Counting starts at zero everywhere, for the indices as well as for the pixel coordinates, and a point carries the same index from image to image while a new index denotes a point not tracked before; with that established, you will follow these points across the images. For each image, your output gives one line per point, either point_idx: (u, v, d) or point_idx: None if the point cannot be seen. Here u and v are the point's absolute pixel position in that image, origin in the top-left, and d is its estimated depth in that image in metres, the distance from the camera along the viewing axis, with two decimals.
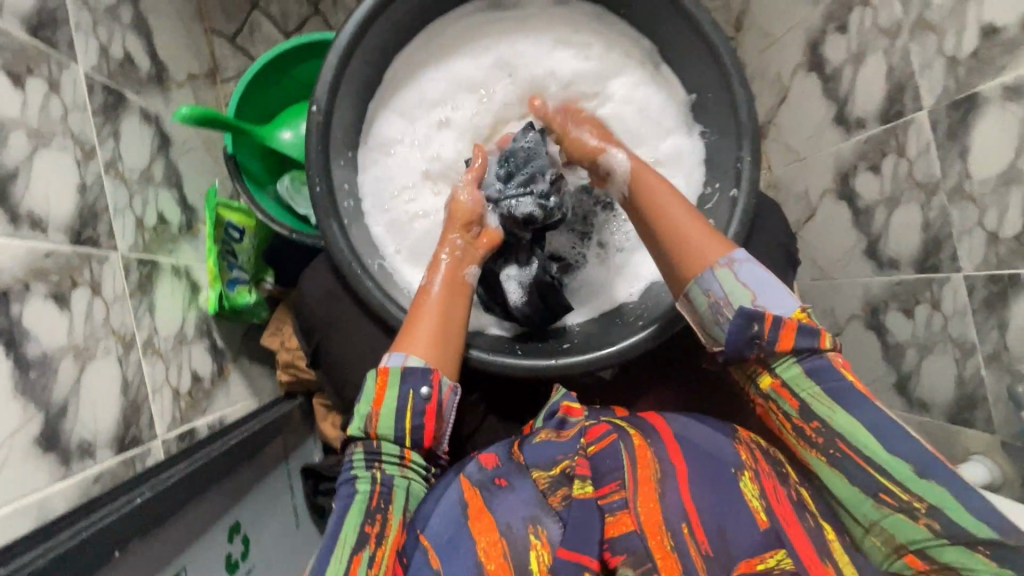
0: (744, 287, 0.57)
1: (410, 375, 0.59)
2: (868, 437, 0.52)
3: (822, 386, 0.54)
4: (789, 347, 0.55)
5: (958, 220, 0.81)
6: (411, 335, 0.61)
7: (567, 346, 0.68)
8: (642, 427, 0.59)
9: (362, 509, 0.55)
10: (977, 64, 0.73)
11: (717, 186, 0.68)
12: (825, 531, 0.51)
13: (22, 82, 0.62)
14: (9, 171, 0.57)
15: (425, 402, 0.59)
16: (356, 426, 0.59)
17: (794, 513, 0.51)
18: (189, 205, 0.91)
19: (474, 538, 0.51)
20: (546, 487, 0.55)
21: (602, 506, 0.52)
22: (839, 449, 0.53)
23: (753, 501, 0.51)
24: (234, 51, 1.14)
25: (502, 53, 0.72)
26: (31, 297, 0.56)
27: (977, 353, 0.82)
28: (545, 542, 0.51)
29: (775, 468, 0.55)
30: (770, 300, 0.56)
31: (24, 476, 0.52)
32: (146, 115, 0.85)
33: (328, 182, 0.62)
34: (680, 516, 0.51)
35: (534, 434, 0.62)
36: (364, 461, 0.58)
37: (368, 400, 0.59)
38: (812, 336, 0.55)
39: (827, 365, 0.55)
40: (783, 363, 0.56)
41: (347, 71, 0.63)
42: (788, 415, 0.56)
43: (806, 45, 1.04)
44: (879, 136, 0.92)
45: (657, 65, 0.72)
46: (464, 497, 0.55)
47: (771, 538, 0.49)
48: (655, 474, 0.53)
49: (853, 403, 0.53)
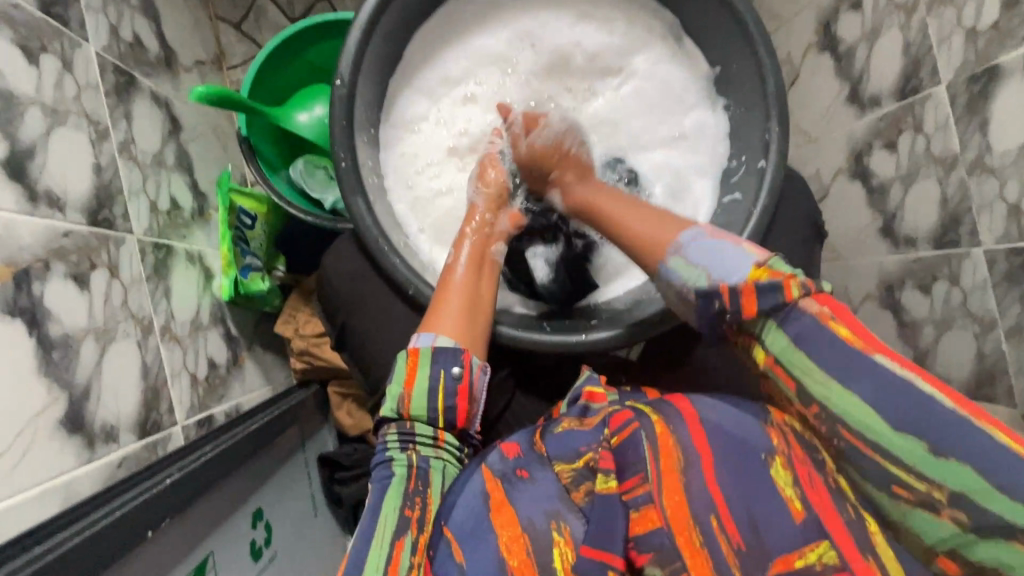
0: (695, 267, 0.50)
1: (443, 354, 0.58)
2: (874, 418, 0.42)
3: (807, 356, 0.45)
4: (754, 311, 0.47)
5: (978, 194, 0.81)
6: (440, 313, 0.60)
7: (596, 323, 0.67)
8: (661, 409, 0.52)
9: (401, 493, 0.52)
10: (998, 36, 0.73)
11: (743, 159, 0.67)
12: (867, 525, 0.43)
13: (37, 59, 0.60)
14: (25, 148, 0.56)
15: (457, 381, 0.57)
16: (389, 407, 0.57)
17: (830, 504, 0.44)
18: (200, 191, 0.90)
19: (495, 530, 0.48)
20: (569, 482, 0.52)
21: (626, 502, 0.47)
22: (843, 438, 0.44)
23: (786, 490, 0.44)
24: (240, 38, 1.12)
25: (524, 29, 0.72)
26: (51, 276, 0.55)
27: (997, 327, 0.82)
28: (568, 538, 0.48)
29: (812, 456, 0.47)
30: (724, 266, 0.49)
31: (49, 458, 0.50)
32: (156, 98, 0.83)
33: (353, 158, 0.61)
34: (707, 508, 0.45)
35: (556, 423, 0.59)
36: (398, 443, 0.56)
37: (399, 381, 0.57)
38: (775, 292, 0.46)
39: (793, 314, 0.45)
40: (764, 327, 0.47)
41: (370, 44, 0.62)
42: (787, 395, 0.48)
43: (818, 25, 1.04)
44: (895, 113, 0.92)
45: (679, 39, 0.71)
46: (486, 488, 0.52)
47: (811, 530, 0.43)
48: (678, 463, 0.47)
49: (839, 372, 0.44)
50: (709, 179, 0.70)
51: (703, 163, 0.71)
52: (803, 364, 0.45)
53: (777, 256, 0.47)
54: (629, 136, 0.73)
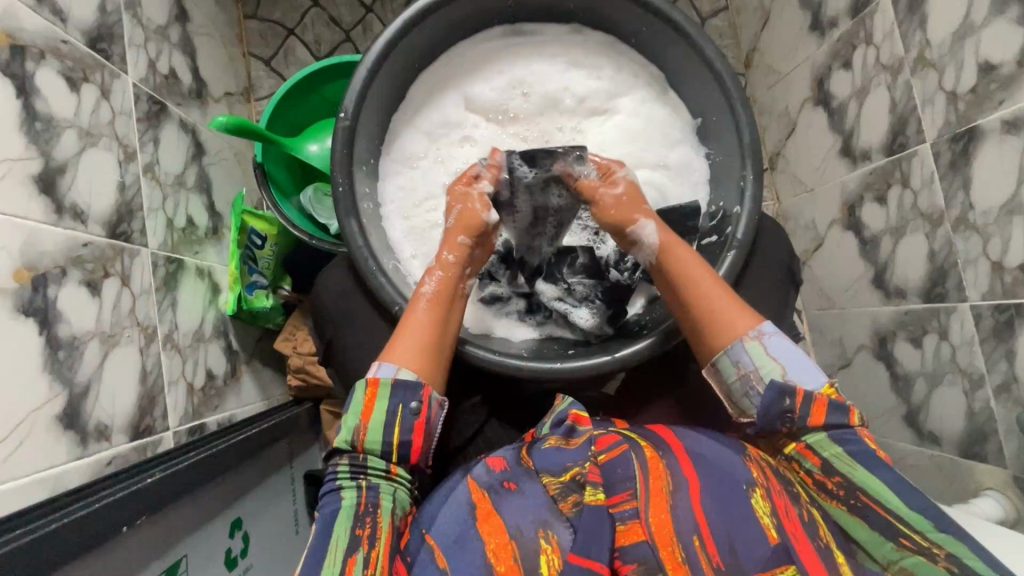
0: (774, 361, 0.58)
1: (401, 388, 0.58)
2: (891, 493, 0.51)
3: (849, 453, 0.53)
4: (820, 422, 0.55)
5: (963, 249, 0.82)
6: (398, 346, 0.60)
7: (571, 352, 0.70)
8: (655, 440, 0.57)
9: (350, 515, 0.53)
10: (976, 99, 0.76)
11: (721, 205, 0.71)
12: (836, 555, 0.47)
13: (78, 88, 0.67)
14: (57, 165, 0.62)
15: (414, 417, 0.58)
16: (343, 438, 0.57)
17: (803, 531, 0.48)
18: (216, 211, 0.96)
19: (483, 537, 0.50)
20: (555, 493, 0.54)
21: (613, 515, 0.51)
22: (859, 499, 0.52)
23: (763, 517, 0.48)
24: (269, 73, 1.21)
25: (518, 75, 0.77)
26: (66, 282, 0.60)
27: (986, 384, 0.82)
28: (556, 547, 0.50)
29: (788, 487, 0.53)
30: (801, 374, 0.58)
31: (44, 450, 0.54)
32: (184, 125, 0.90)
33: (349, 183, 0.66)
34: (691, 529, 0.48)
35: (543, 440, 0.62)
36: (349, 473, 0.56)
37: (356, 412, 0.57)
38: (842, 412, 0.56)
39: (851, 435, 0.54)
40: (815, 436, 0.55)
41: (375, 81, 0.68)
42: (809, 470, 0.55)
43: (813, 81, 1.08)
44: (884, 167, 0.94)
45: (666, 91, 0.77)
46: (473, 499, 0.54)
47: (780, 555, 0.46)
48: (667, 485, 0.51)
49: (874, 464, 0.52)
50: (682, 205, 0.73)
51: (684, 198, 0.75)
52: (841, 457, 0.53)
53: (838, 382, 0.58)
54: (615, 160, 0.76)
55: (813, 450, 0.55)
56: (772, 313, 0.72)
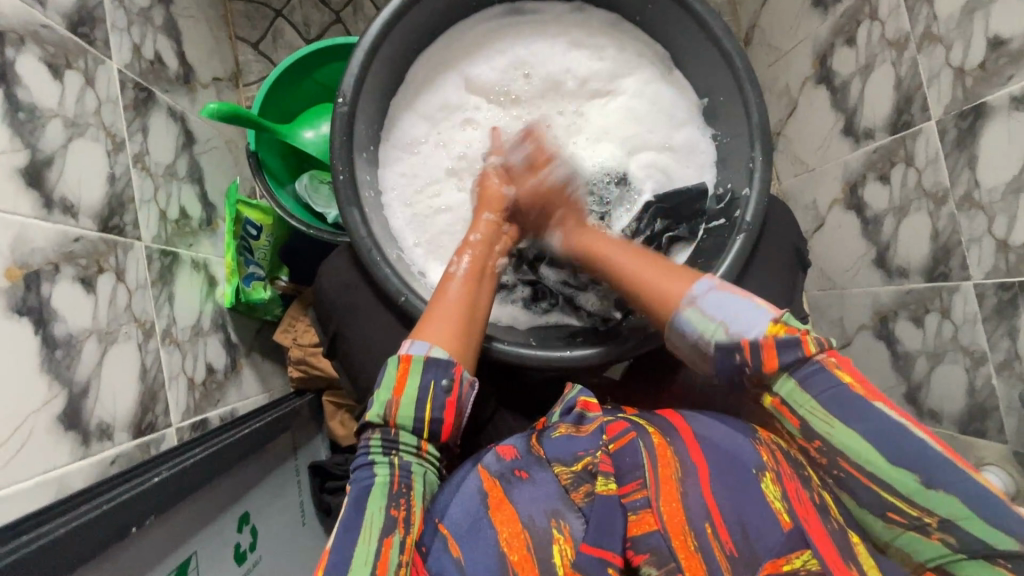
0: (713, 321, 0.54)
1: (434, 364, 0.56)
2: (872, 453, 0.47)
3: (819, 403, 0.48)
4: (775, 365, 0.50)
5: (967, 228, 0.82)
6: (433, 323, 0.59)
7: (581, 339, 0.69)
8: (661, 425, 0.55)
9: (384, 493, 0.51)
10: (984, 76, 0.75)
11: (729, 187, 0.70)
12: (849, 536, 0.46)
13: (61, 75, 0.64)
14: (44, 157, 0.59)
15: (447, 394, 0.55)
16: (376, 412, 0.54)
17: (817, 517, 0.46)
18: (209, 201, 0.94)
19: (495, 526, 0.49)
20: (567, 483, 0.52)
21: (624, 505, 0.49)
22: (843, 469, 0.48)
23: (775, 502, 0.46)
24: (257, 57, 1.17)
25: (519, 56, 0.75)
26: (60, 279, 0.58)
27: (988, 361, 0.82)
28: (568, 537, 0.48)
29: (798, 472, 0.50)
30: (743, 322, 0.53)
31: (46, 452, 0.53)
32: (172, 113, 0.87)
33: (350, 171, 0.64)
34: (702, 516, 0.46)
35: (552, 428, 0.59)
36: (381, 448, 0.53)
37: (388, 386, 0.55)
38: (795, 347, 0.50)
39: (818, 372, 0.49)
40: (779, 382, 0.50)
41: (373, 64, 0.66)
42: (792, 433, 0.51)
43: (815, 58, 1.07)
44: (887, 146, 0.94)
45: (671, 70, 0.75)
46: (484, 487, 0.52)
47: (795, 539, 0.44)
48: (676, 472, 0.49)
49: (851, 416, 0.48)
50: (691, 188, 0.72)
51: (690, 180, 0.73)
52: (814, 412, 0.49)
53: (791, 313, 0.51)
54: (620, 142, 0.75)
55: (784, 403, 0.50)
56: (780, 297, 0.71)
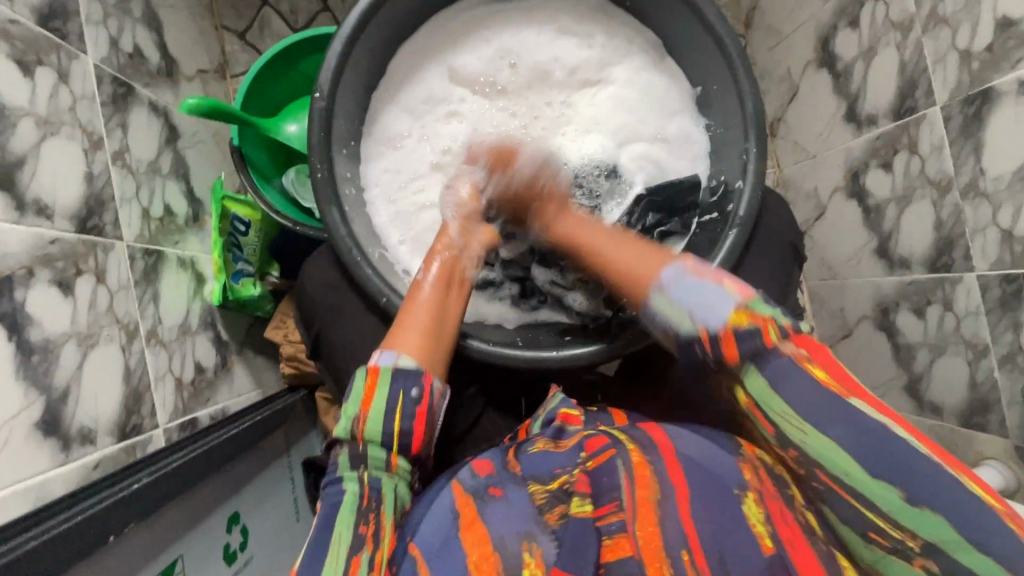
0: (680, 310, 0.52)
1: (402, 375, 0.55)
2: (850, 462, 0.45)
3: (787, 402, 0.47)
4: (735, 355, 0.50)
5: (971, 218, 0.79)
6: (401, 333, 0.58)
7: (569, 338, 0.68)
8: (643, 441, 0.55)
9: (353, 509, 0.50)
10: (991, 59, 0.71)
11: (722, 179, 0.68)
12: (837, 558, 0.46)
13: (32, 72, 0.62)
14: (15, 158, 0.58)
15: (416, 404, 0.55)
16: (343, 427, 0.54)
17: (803, 539, 0.46)
18: (195, 197, 0.92)
19: (465, 548, 0.47)
20: (542, 503, 0.52)
21: (599, 528, 0.49)
22: (821, 481, 0.47)
23: (757, 526, 0.46)
24: (244, 47, 1.15)
25: (505, 45, 0.73)
26: (35, 282, 0.57)
27: (990, 354, 0.80)
28: (539, 561, 0.47)
29: (782, 491, 0.49)
30: (709, 309, 0.51)
31: (24, 459, 0.52)
32: (154, 107, 0.85)
33: (329, 168, 0.62)
34: (679, 543, 0.46)
35: (531, 443, 0.60)
36: (349, 464, 0.53)
37: (356, 401, 0.55)
38: (755, 336, 0.49)
39: (789, 365, 0.48)
40: (747, 373, 0.50)
41: (353, 56, 0.64)
42: (770, 440, 0.51)
43: (817, 41, 1.03)
44: (891, 133, 0.90)
45: (663, 57, 0.72)
46: (456, 504, 0.51)
47: (775, 567, 0.44)
48: (653, 494, 0.49)
49: (822, 422, 0.46)
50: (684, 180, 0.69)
51: (682, 172, 0.71)
52: (785, 412, 0.48)
53: (757, 298, 0.49)
54: (610, 134, 0.72)
55: (750, 395, 0.50)
56: (775, 293, 0.69)
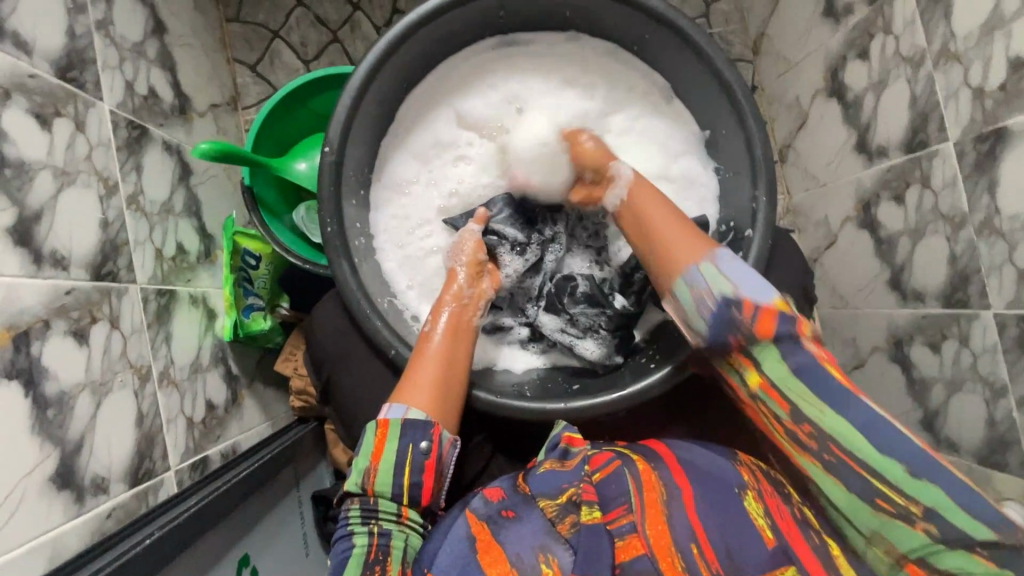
0: (726, 278, 0.55)
1: (411, 427, 0.56)
2: (860, 439, 0.48)
3: (809, 387, 0.50)
4: (770, 332, 0.52)
5: (987, 255, 0.78)
6: (411, 385, 0.59)
7: (577, 388, 0.66)
8: (647, 454, 0.58)
9: (361, 563, 0.51)
10: (1004, 98, 0.71)
11: (732, 225, 0.67)
12: (830, 547, 0.49)
13: (50, 124, 0.64)
14: (32, 212, 0.59)
15: (424, 457, 0.55)
16: (353, 482, 0.55)
17: (797, 531, 0.49)
18: (207, 233, 0.93)
19: (483, 569, 0.48)
20: (553, 515, 0.52)
21: (611, 531, 0.50)
22: (832, 453, 0.49)
23: (758, 519, 0.49)
24: (256, 79, 1.17)
25: (513, 90, 0.73)
26: (51, 334, 0.58)
27: (1008, 394, 0.79)
28: (557, 570, 0.48)
29: (778, 489, 0.54)
30: (755, 290, 0.54)
31: (38, 515, 0.53)
32: (168, 147, 0.87)
33: (339, 219, 0.62)
34: (688, 536, 0.48)
35: (537, 465, 0.59)
36: (360, 517, 0.54)
37: (366, 454, 0.56)
38: (792, 324, 0.52)
39: (800, 346, 0.52)
40: (761, 347, 0.53)
41: (362, 107, 0.64)
42: (778, 416, 0.53)
43: (826, 71, 1.03)
44: (903, 165, 0.90)
45: (671, 101, 0.72)
46: (472, 531, 0.51)
47: (779, 556, 0.47)
48: (662, 496, 0.52)
49: (839, 402, 0.49)
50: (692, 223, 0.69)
51: (691, 214, 0.71)
52: (800, 391, 0.51)
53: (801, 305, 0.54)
54: None
55: (756, 361, 0.53)
56: None
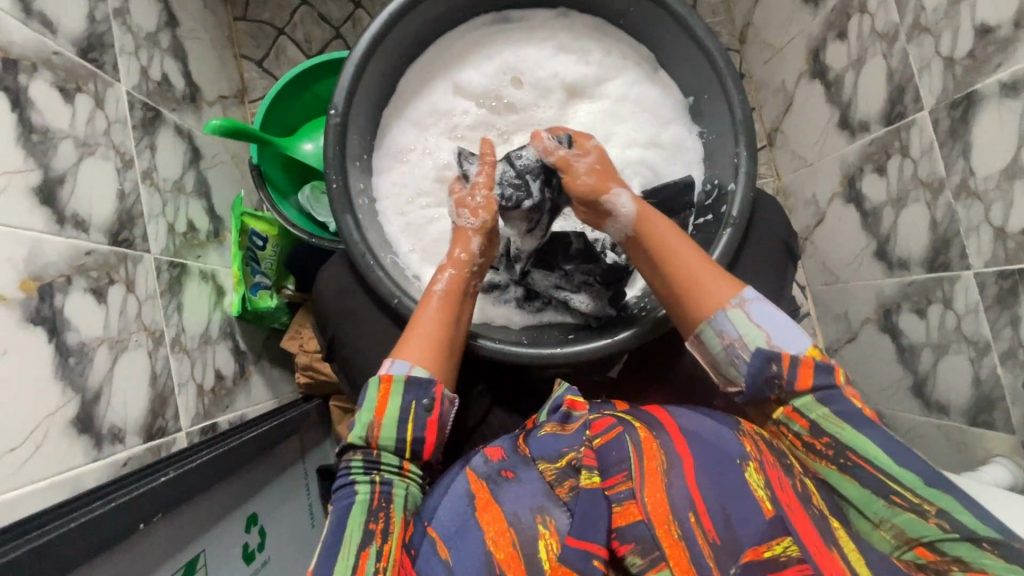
0: (759, 328, 0.54)
1: (414, 385, 0.58)
2: (879, 451, 0.48)
3: (836, 414, 0.50)
4: (807, 385, 0.52)
5: (964, 217, 0.81)
6: (410, 345, 0.60)
7: (572, 337, 0.71)
8: (648, 421, 0.56)
9: (365, 509, 0.52)
10: (973, 64, 0.74)
11: (717, 183, 0.71)
12: (830, 522, 0.46)
13: (72, 98, 0.68)
14: (56, 176, 0.63)
15: (426, 414, 0.57)
16: (356, 434, 0.56)
17: (798, 504, 0.47)
18: (216, 214, 0.97)
19: (482, 527, 0.50)
20: (552, 479, 0.53)
21: (609, 497, 0.49)
22: (850, 459, 0.49)
23: (757, 491, 0.47)
24: (262, 74, 1.22)
25: (507, 62, 0.77)
26: (72, 289, 0.61)
27: (991, 351, 0.81)
28: (554, 531, 0.49)
29: (780, 460, 0.51)
30: (786, 338, 0.54)
31: (58, 455, 0.56)
32: (180, 130, 0.91)
33: (343, 179, 0.66)
34: (686, 506, 0.47)
35: (539, 428, 0.60)
36: (362, 468, 0.55)
37: (370, 408, 0.57)
38: (828, 373, 0.52)
39: (839, 396, 0.50)
40: (801, 399, 0.52)
41: (364, 76, 0.69)
42: (798, 433, 0.52)
43: (808, 54, 1.07)
44: (883, 138, 0.93)
45: (656, 70, 0.77)
46: (471, 489, 0.53)
47: (776, 527, 0.44)
48: (661, 464, 0.50)
49: (860, 422, 0.49)
50: (678, 182, 0.73)
51: (677, 175, 0.75)
52: (830, 419, 0.50)
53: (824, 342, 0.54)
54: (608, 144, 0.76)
55: (801, 412, 0.52)
56: (771, 290, 0.72)
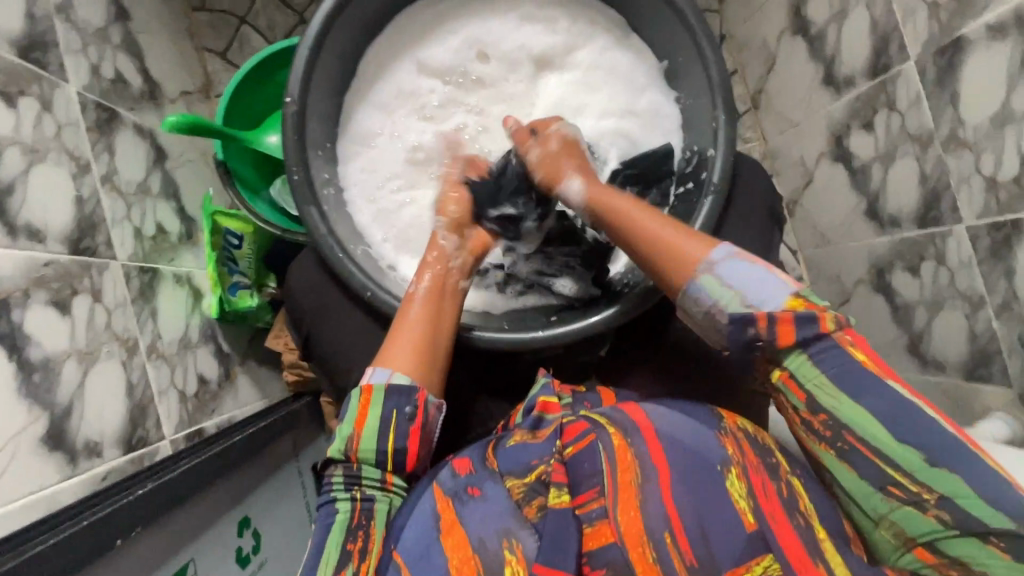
0: (729, 288, 0.52)
1: (396, 393, 0.56)
2: (879, 427, 0.45)
3: (830, 379, 0.47)
4: (791, 340, 0.49)
5: (955, 168, 0.79)
6: (392, 350, 0.59)
7: (556, 318, 0.69)
8: (623, 424, 0.54)
9: (343, 529, 0.52)
10: (959, 7, 0.71)
11: (695, 149, 0.68)
12: (816, 531, 0.46)
13: (15, 103, 0.64)
14: (4, 186, 0.60)
15: (408, 422, 0.56)
16: (336, 448, 0.56)
17: (781, 512, 0.47)
18: (187, 215, 0.94)
19: (444, 553, 0.48)
20: (520, 497, 0.52)
21: (579, 516, 0.49)
22: (847, 442, 0.46)
23: (739, 501, 0.47)
24: (226, 66, 1.17)
25: (472, 36, 0.74)
26: (31, 303, 0.59)
27: (986, 305, 0.79)
28: (521, 557, 0.48)
29: (765, 461, 0.51)
30: (756, 292, 0.51)
31: (28, 475, 0.54)
32: (140, 130, 0.87)
33: (305, 170, 0.64)
34: (661, 525, 0.47)
35: (508, 436, 0.58)
36: (343, 483, 0.55)
37: (350, 420, 0.56)
38: (813, 322, 0.48)
39: (833, 356, 0.47)
40: (793, 357, 0.49)
41: (320, 60, 0.65)
42: (796, 408, 0.49)
43: (790, 9, 1.03)
44: (869, 92, 0.90)
45: (627, 34, 0.73)
46: (437, 509, 0.52)
47: (755, 543, 0.45)
48: (635, 477, 0.49)
49: (857, 390, 0.46)
50: (655, 150, 0.70)
51: (655, 144, 0.72)
52: (828, 387, 0.47)
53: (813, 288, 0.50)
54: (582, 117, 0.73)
55: (789, 373, 0.49)
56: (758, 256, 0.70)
